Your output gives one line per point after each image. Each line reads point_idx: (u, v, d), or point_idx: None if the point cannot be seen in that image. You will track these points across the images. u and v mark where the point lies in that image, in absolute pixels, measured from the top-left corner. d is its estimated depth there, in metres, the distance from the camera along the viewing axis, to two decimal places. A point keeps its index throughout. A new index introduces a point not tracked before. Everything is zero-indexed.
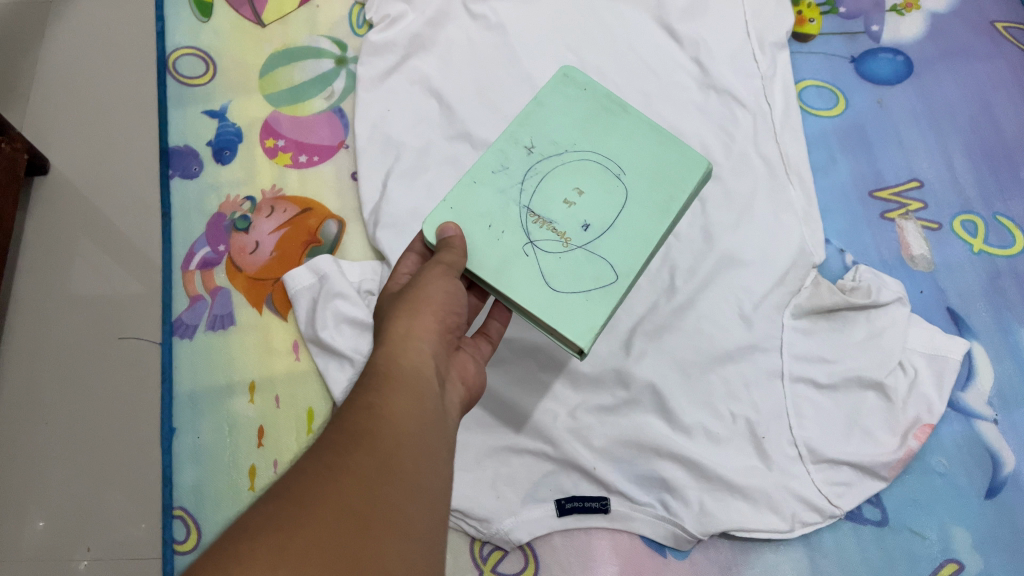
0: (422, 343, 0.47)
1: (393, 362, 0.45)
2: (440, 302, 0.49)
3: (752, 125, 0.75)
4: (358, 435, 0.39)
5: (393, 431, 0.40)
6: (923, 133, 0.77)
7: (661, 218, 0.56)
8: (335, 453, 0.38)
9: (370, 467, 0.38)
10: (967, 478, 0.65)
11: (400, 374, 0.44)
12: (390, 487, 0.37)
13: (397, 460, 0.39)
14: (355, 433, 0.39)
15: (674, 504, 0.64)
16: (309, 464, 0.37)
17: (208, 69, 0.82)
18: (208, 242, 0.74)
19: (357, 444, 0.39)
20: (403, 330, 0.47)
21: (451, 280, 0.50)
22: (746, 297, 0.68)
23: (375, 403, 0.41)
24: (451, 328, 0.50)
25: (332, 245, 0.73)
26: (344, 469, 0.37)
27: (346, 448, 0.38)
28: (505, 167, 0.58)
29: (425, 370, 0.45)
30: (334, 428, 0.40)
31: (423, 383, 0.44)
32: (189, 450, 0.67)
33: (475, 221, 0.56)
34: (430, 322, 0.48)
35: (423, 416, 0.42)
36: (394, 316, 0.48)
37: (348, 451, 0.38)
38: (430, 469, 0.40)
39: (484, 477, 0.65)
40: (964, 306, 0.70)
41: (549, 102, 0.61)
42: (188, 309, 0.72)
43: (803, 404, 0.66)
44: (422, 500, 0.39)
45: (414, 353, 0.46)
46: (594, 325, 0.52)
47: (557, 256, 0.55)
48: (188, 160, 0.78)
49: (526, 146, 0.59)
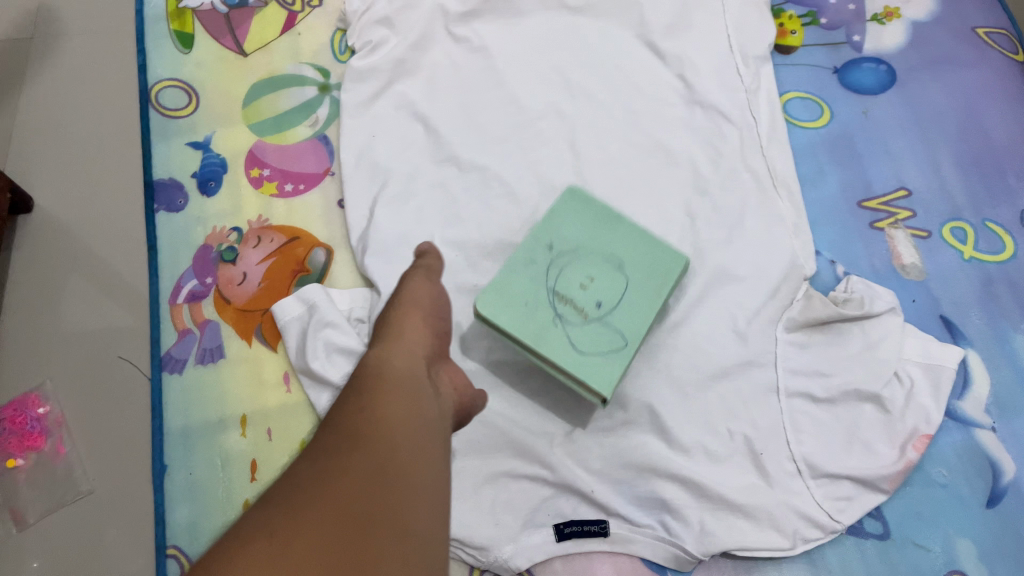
0: (415, 345, 0.46)
1: (384, 359, 0.43)
2: (427, 304, 0.49)
3: (738, 140, 0.76)
4: (355, 439, 0.38)
5: (386, 429, 0.38)
6: (909, 142, 0.77)
7: (668, 303, 0.60)
8: (326, 460, 0.37)
9: (367, 471, 0.36)
10: (968, 487, 0.65)
11: (392, 371, 0.42)
12: (386, 488, 0.36)
13: (392, 459, 0.37)
14: (351, 438, 0.38)
15: (674, 524, 0.63)
16: (305, 473, 0.36)
17: (191, 100, 0.81)
18: (195, 274, 0.73)
19: (348, 449, 0.37)
20: (394, 332, 0.46)
21: (432, 287, 0.51)
22: (739, 312, 0.68)
23: (367, 405, 0.40)
24: (440, 332, 0.49)
25: (320, 273, 0.73)
26: (335, 476, 0.36)
27: (338, 454, 0.37)
28: (530, 260, 0.60)
29: (416, 367, 0.44)
30: (327, 431, 0.39)
31: (415, 378, 0.43)
32: (182, 487, 0.66)
33: (509, 302, 0.58)
34: (418, 323, 0.48)
35: (419, 415, 0.40)
36: (385, 322, 0.48)
37: (345, 457, 0.37)
38: (427, 462, 0.38)
39: (483, 505, 0.64)
40: (958, 313, 0.70)
41: (561, 208, 0.63)
42: (176, 343, 0.71)
43: (801, 419, 0.66)
44: (422, 498, 0.37)
45: (404, 351, 0.45)
46: (624, 403, 0.56)
47: (579, 327, 0.58)
48: (173, 193, 0.77)
49: (546, 244, 0.61)
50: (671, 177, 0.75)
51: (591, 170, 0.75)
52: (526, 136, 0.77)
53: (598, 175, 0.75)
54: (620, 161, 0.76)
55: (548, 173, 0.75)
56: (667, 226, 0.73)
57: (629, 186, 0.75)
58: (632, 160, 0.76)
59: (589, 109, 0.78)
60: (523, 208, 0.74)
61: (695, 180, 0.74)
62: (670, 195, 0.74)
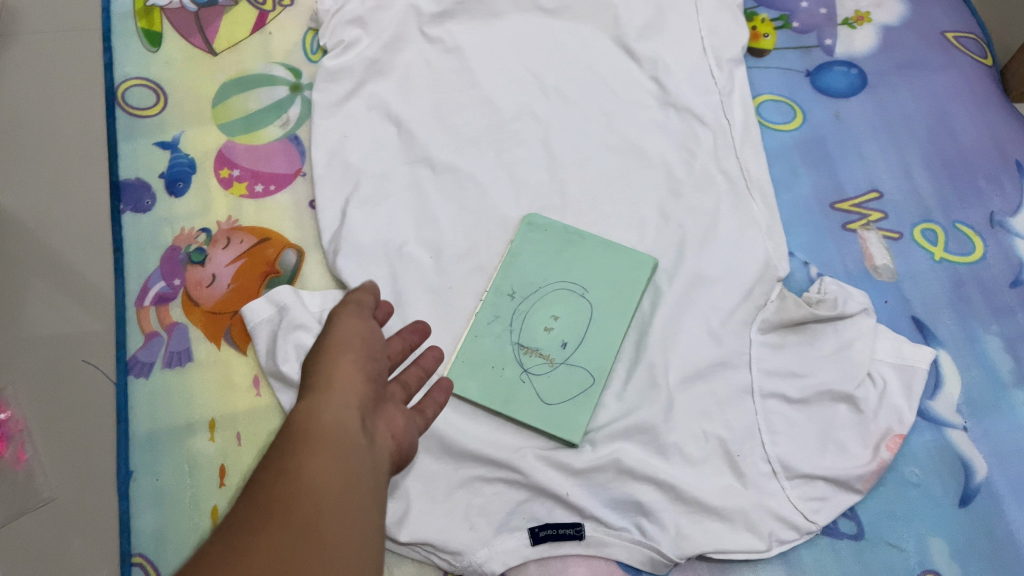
0: (348, 395, 0.42)
1: (313, 420, 0.39)
2: (358, 344, 0.45)
3: (712, 141, 0.76)
4: (271, 514, 0.35)
5: (309, 505, 0.36)
6: (881, 144, 0.77)
7: (623, 320, 0.68)
8: (241, 541, 0.34)
9: (282, 552, 0.33)
10: (941, 487, 0.65)
11: (321, 437, 0.39)
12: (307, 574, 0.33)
13: (314, 538, 0.34)
14: (265, 512, 0.35)
15: (650, 527, 0.63)
16: (213, 555, 0.33)
17: (159, 100, 0.79)
18: (163, 276, 0.71)
19: (266, 527, 0.34)
20: (325, 381, 0.42)
21: (365, 319, 0.47)
22: (714, 314, 0.69)
23: (291, 474, 0.36)
24: (377, 374, 0.45)
25: (291, 275, 0.71)
26: (250, 558, 0.33)
27: (255, 532, 0.34)
28: (496, 315, 0.68)
29: (350, 427, 0.40)
30: (244, 506, 0.36)
31: (347, 443, 0.39)
32: (148, 495, 0.64)
33: (481, 366, 0.67)
34: (352, 367, 0.43)
35: (348, 486, 0.37)
36: (313, 369, 0.43)
37: (258, 535, 0.34)
38: (353, 540, 0.36)
39: (457, 509, 0.63)
40: (929, 314, 0.71)
41: (520, 250, 0.71)
42: (143, 346, 0.69)
43: (775, 419, 0.66)
44: None
45: (338, 405, 0.41)
46: (584, 424, 0.64)
47: (547, 375, 0.66)
48: (140, 193, 0.75)
49: (508, 293, 0.69)
50: (644, 178, 0.75)
51: (566, 171, 0.75)
52: (501, 138, 0.76)
53: (573, 176, 0.75)
54: (595, 162, 0.76)
55: (522, 175, 0.75)
56: (640, 226, 0.73)
57: (603, 187, 0.75)
58: (607, 161, 0.76)
59: (563, 110, 0.78)
60: (497, 211, 0.73)
61: (669, 182, 0.75)
62: (644, 196, 0.74)
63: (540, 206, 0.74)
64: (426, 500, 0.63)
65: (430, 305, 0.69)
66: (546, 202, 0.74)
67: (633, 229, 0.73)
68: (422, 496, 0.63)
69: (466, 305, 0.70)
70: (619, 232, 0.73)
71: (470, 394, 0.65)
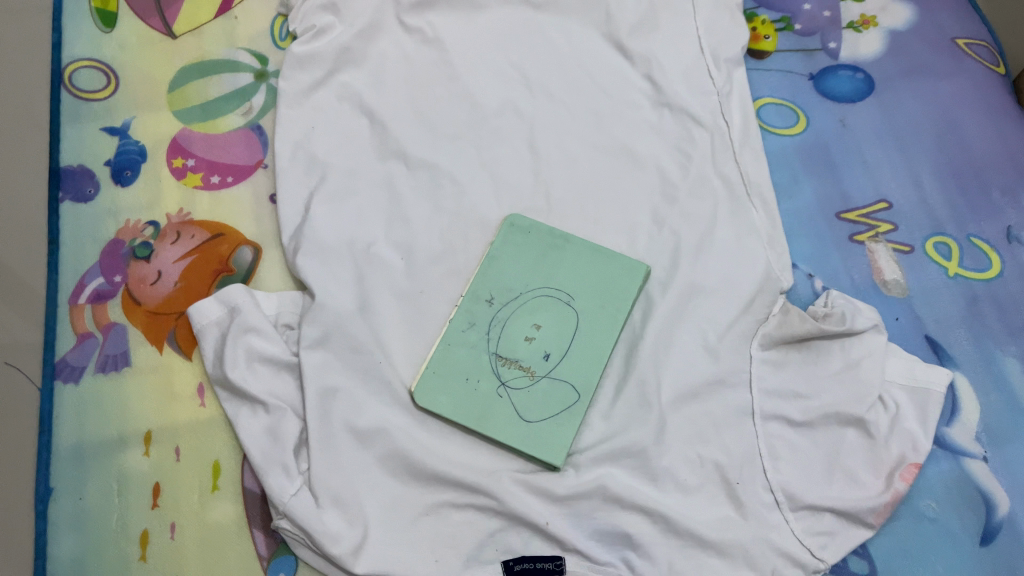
0: None
1: None
2: None
3: (709, 144, 0.71)
4: None
5: None
6: (889, 153, 0.72)
7: (612, 331, 0.62)
8: None
9: None
10: (960, 524, 0.59)
11: None
12: None
13: None
14: None
15: (638, 562, 0.56)
16: None
17: (109, 82, 0.72)
18: (102, 272, 0.64)
19: None
20: None
21: None
22: (710, 328, 0.63)
23: None
24: None
25: (245, 274, 0.65)
26: None
27: None
28: (472, 323, 0.62)
29: None
30: None
31: None
32: (69, 517, 0.56)
33: (454, 377, 0.59)
34: None
35: None
36: None
37: None
38: None
39: (421, 539, 0.56)
40: (943, 333, 0.65)
41: (501, 253, 0.64)
42: (74, 349, 0.61)
43: (777, 444, 0.60)
44: None
45: None
46: (567, 446, 0.57)
47: (526, 389, 0.59)
48: (82, 182, 0.68)
49: (486, 299, 0.63)
50: (636, 182, 0.69)
51: (552, 172, 0.69)
52: (482, 134, 0.70)
53: (559, 177, 0.69)
54: (583, 163, 0.70)
55: (504, 174, 0.69)
56: (631, 232, 0.67)
57: (592, 190, 0.69)
58: (595, 163, 0.70)
59: (550, 107, 0.72)
60: (476, 211, 0.67)
61: (663, 186, 0.69)
62: (635, 200, 0.69)
63: (522, 207, 0.68)
64: (387, 528, 0.55)
65: (399, 310, 0.63)
66: (530, 203, 0.68)
67: (623, 235, 0.67)
68: (383, 522, 0.56)
69: (439, 311, 0.63)
70: (608, 237, 0.67)
71: (440, 409, 0.58)
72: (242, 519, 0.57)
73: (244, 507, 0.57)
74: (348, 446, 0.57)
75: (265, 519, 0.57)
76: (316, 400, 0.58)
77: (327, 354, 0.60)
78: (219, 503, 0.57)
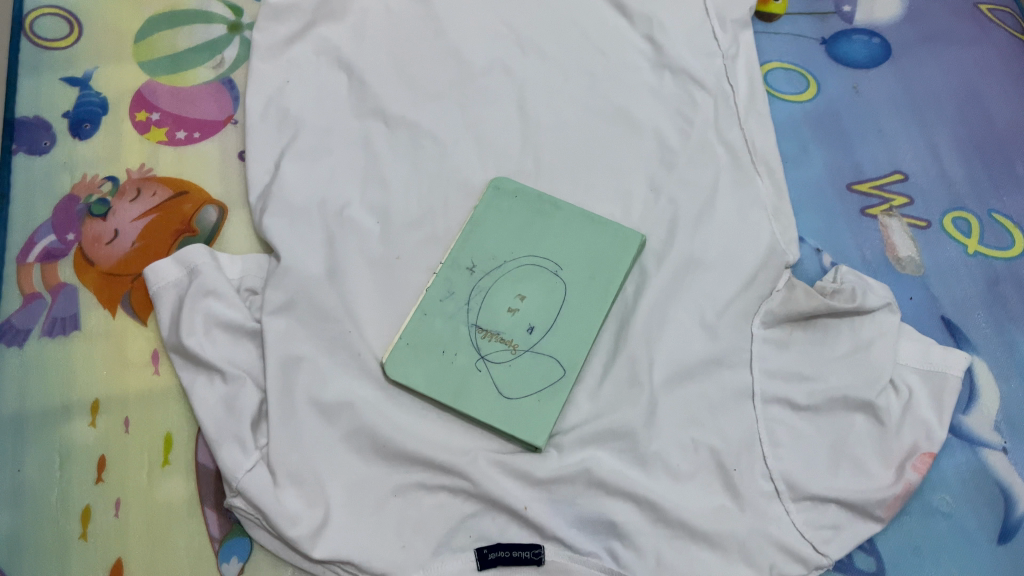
0: None
1: None
2: None
3: (712, 108, 0.66)
4: None
5: None
6: (905, 123, 0.67)
7: (602, 304, 0.56)
8: None
9: None
10: (976, 520, 0.54)
11: None
12: None
13: None
14: None
15: (624, 553, 0.51)
16: None
17: (72, 30, 0.68)
18: (54, 229, 0.60)
19: None
20: None
21: None
22: (708, 303, 0.58)
23: None
24: None
25: (209, 235, 0.60)
26: None
27: None
28: (451, 292, 0.57)
29: None
30: None
31: None
32: (5, 490, 0.52)
33: (429, 350, 0.54)
34: None
35: None
36: None
37: None
38: None
39: (387, 522, 0.51)
40: (960, 315, 0.60)
41: (485, 219, 0.59)
42: (20, 310, 0.57)
43: (778, 429, 0.55)
44: None
45: None
46: (550, 426, 0.52)
47: (507, 364, 0.54)
48: (38, 133, 0.63)
49: (467, 267, 0.58)
50: (633, 147, 0.64)
51: (542, 135, 0.65)
52: (467, 94, 0.66)
53: (549, 140, 0.64)
54: (575, 127, 0.65)
55: (490, 136, 0.64)
56: (626, 200, 0.62)
57: (585, 155, 0.64)
58: (589, 127, 0.65)
59: (541, 68, 0.67)
60: (459, 173, 0.62)
61: (661, 152, 0.64)
62: (631, 166, 0.64)
63: (510, 171, 0.63)
64: (350, 510, 0.51)
65: (371, 276, 0.58)
66: (518, 166, 0.63)
67: (617, 203, 0.62)
68: (346, 504, 0.51)
69: (416, 279, 0.58)
70: (601, 204, 0.62)
71: (413, 383, 0.53)
72: (193, 497, 0.52)
73: (197, 484, 0.53)
74: (310, 420, 0.52)
75: (218, 498, 0.52)
76: (277, 370, 0.53)
77: (291, 321, 0.55)
78: (169, 480, 0.53)
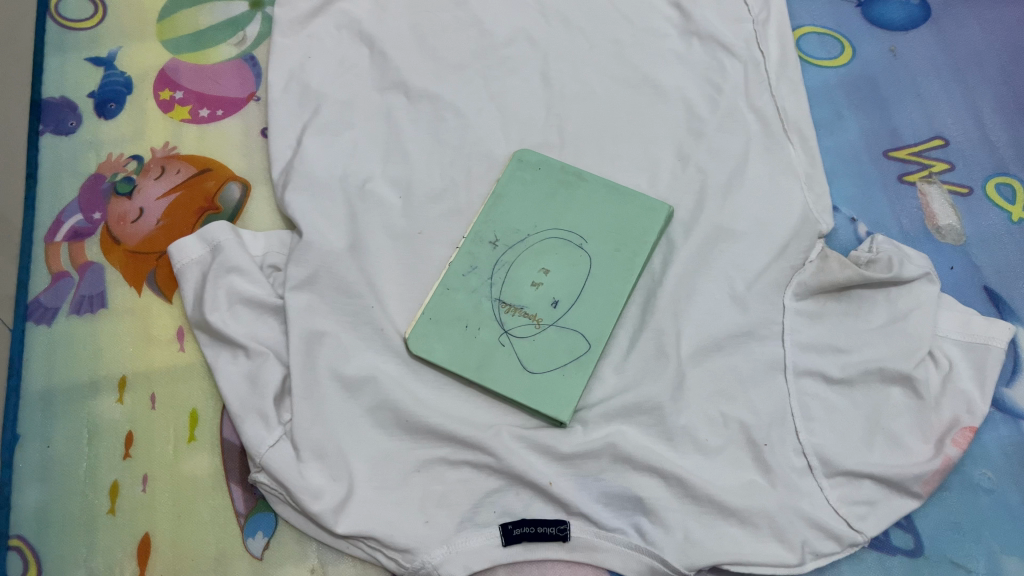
0: None
1: None
2: None
3: (742, 75, 0.64)
4: None
5: None
6: (945, 85, 0.65)
7: (628, 277, 0.55)
8: None
9: None
10: (1019, 496, 0.52)
11: None
12: None
13: None
14: None
15: (651, 529, 0.50)
16: None
17: (97, 11, 0.68)
18: (80, 209, 0.60)
19: None
20: None
21: None
22: (738, 275, 0.56)
23: None
24: None
25: (232, 212, 0.60)
26: None
27: None
28: (473, 266, 0.56)
29: None
30: None
31: None
32: (36, 465, 0.53)
33: (452, 325, 0.54)
34: None
35: None
36: None
37: None
38: None
39: (411, 497, 0.50)
40: (1004, 284, 0.58)
41: (507, 192, 0.58)
42: (48, 289, 0.58)
43: (811, 404, 0.53)
44: None
45: None
46: (574, 400, 0.51)
47: (531, 338, 0.53)
48: (64, 114, 0.64)
49: (490, 240, 0.57)
50: (659, 116, 0.63)
51: (565, 104, 0.63)
52: (489, 64, 0.65)
53: (573, 110, 0.63)
54: (600, 96, 0.64)
55: (513, 106, 0.63)
56: (654, 169, 0.61)
57: (611, 124, 0.63)
58: (614, 95, 0.64)
59: (565, 36, 0.66)
60: (482, 144, 0.61)
61: (689, 120, 0.63)
62: (657, 135, 0.62)
63: (533, 142, 0.62)
64: (373, 484, 0.50)
65: (394, 250, 0.57)
66: (542, 138, 0.62)
67: (644, 173, 0.61)
68: (369, 479, 0.50)
69: (439, 253, 0.57)
70: (628, 175, 0.61)
71: (436, 359, 0.53)
72: (219, 472, 0.52)
73: (222, 459, 0.53)
74: (333, 395, 0.52)
75: (243, 474, 0.52)
76: (300, 345, 0.53)
77: (314, 296, 0.55)
78: (195, 455, 0.53)
